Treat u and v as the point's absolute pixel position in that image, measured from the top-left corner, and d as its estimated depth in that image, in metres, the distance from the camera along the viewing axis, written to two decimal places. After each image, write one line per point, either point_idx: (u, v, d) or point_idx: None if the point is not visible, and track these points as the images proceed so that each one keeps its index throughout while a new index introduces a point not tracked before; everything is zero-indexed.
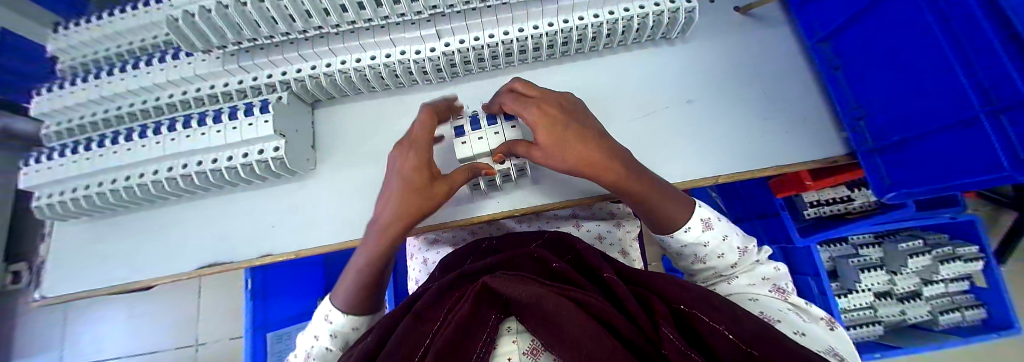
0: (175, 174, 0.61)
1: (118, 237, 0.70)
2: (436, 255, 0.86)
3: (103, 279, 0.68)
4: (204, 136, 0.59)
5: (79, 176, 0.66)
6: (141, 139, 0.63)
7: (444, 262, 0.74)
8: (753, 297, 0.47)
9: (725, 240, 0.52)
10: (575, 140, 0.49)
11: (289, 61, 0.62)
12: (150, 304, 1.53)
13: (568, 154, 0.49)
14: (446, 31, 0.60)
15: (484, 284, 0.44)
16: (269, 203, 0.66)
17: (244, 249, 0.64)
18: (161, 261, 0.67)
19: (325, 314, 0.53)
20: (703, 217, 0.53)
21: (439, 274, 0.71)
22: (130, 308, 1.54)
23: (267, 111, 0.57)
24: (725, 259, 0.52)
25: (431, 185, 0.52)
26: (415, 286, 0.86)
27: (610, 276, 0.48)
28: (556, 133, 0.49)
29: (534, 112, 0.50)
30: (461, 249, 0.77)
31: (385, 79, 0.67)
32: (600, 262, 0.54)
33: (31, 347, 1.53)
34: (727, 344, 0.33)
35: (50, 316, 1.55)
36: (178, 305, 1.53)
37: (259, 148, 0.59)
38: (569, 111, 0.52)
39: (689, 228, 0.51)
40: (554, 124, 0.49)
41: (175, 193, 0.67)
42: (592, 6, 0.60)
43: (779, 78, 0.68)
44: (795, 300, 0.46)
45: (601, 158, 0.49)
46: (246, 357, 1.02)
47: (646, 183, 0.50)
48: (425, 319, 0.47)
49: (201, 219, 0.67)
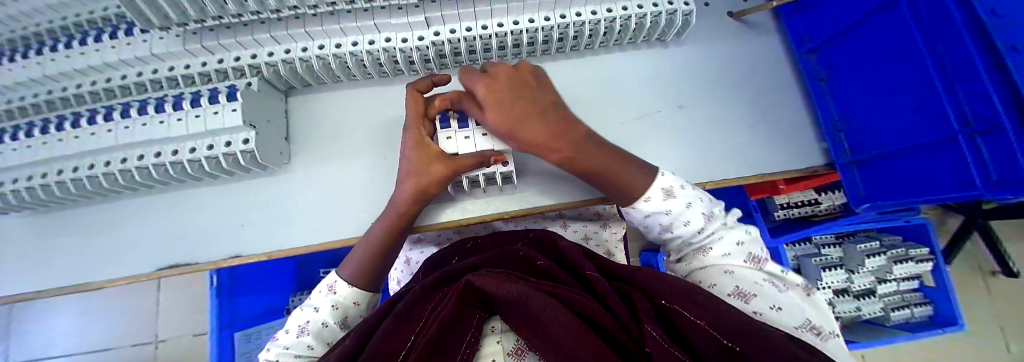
0: (129, 166, 0.55)
1: (63, 233, 0.62)
2: (419, 254, 0.83)
3: (44, 281, 0.60)
4: (161, 125, 0.52)
5: (16, 166, 0.58)
6: (87, 125, 0.55)
7: (428, 262, 0.72)
8: (729, 270, 0.45)
9: (690, 208, 0.48)
10: (524, 114, 0.45)
11: (261, 43, 0.57)
12: (109, 299, 1.41)
13: (518, 133, 0.45)
14: (436, 19, 0.56)
15: (468, 282, 0.42)
16: (238, 200, 0.61)
17: (209, 250, 0.59)
18: (113, 263, 0.60)
19: (329, 285, 0.52)
20: (664, 186, 0.49)
21: (423, 273, 0.68)
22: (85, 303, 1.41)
23: (236, 98, 0.52)
24: (691, 227, 0.48)
25: (432, 162, 0.50)
26: (396, 286, 0.83)
27: (592, 273, 0.47)
28: (504, 110, 0.45)
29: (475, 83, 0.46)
30: (446, 248, 0.74)
31: (368, 67, 0.63)
32: (581, 259, 0.52)
33: None
34: (710, 342, 0.32)
35: None
36: (139, 302, 1.41)
37: (227, 140, 0.53)
38: (523, 85, 0.47)
39: (648, 197, 0.48)
40: (500, 98, 0.45)
41: (131, 187, 0.60)
42: (590, 2, 0.58)
43: (768, 84, 0.69)
44: (770, 268, 0.44)
45: (551, 130, 0.45)
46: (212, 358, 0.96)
47: (601, 155, 0.48)
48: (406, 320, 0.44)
49: (159, 216, 0.61)
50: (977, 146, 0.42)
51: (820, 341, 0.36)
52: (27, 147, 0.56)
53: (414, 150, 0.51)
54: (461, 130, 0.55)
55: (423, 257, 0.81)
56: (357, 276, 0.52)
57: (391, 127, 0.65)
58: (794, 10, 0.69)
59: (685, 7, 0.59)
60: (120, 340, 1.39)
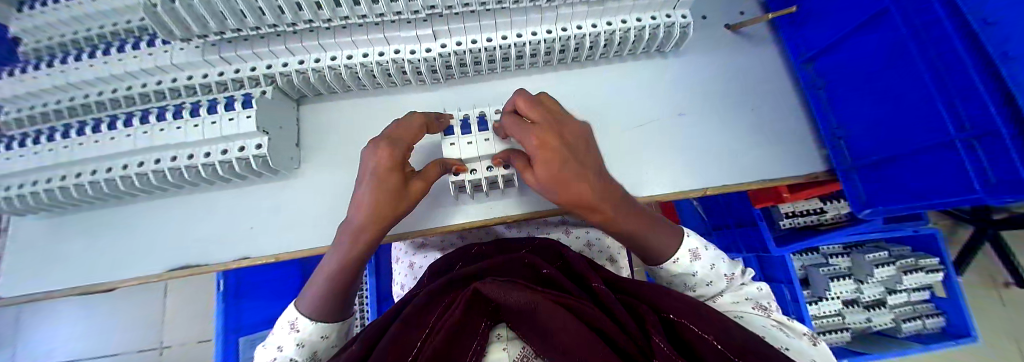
0: (146, 170, 0.57)
1: (79, 234, 0.64)
2: (423, 260, 0.84)
3: (60, 281, 0.62)
4: (180, 130, 0.55)
5: (38, 169, 0.60)
6: (108, 130, 0.58)
7: (432, 267, 0.72)
8: (739, 315, 0.46)
9: (714, 268, 0.52)
10: (577, 178, 0.45)
11: (277, 55, 0.60)
12: (116, 303, 1.43)
13: (564, 191, 0.45)
14: (442, 32, 0.59)
15: (475, 289, 0.41)
16: (248, 203, 0.63)
17: (219, 252, 0.60)
18: (126, 263, 0.62)
19: (290, 322, 0.47)
20: (690, 247, 0.52)
21: (427, 278, 0.69)
22: (93, 307, 1.43)
23: (251, 106, 0.54)
24: (714, 287, 0.51)
25: (406, 183, 0.50)
26: (399, 291, 0.84)
27: (598, 285, 0.48)
28: (555, 169, 0.45)
29: (531, 138, 0.46)
30: (450, 254, 0.75)
31: (377, 78, 0.66)
32: (587, 270, 0.53)
33: None
34: (716, 355, 0.34)
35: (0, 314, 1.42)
36: (146, 307, 1.43)
37: (242, 145, 0.56)
38: (568, 144, 0.47)
39: (677, 259, 0.51)
40: (556, 158, 0.45)
41: (146, 190, 0.62)
42: (590, 15, 0.61)
43: (766, 92, 0.70)
44: (779, 316, 0.45)
45: (601, 194, 0.46)
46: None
47: (639, 218, 0.50)
48: (411, 326, 0.44)
49: (172, 218, 0.63)
50: (974, 151, 0.42)
51: None
52: (51, 151, 0.59)
53: (386, 184, 0.48)
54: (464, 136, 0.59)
55: (426, 262, 0.82)
56: (322, 309, 0.48)
57: None
58: (791, 21, 0.71)
59: (681, 19, 0.61)
60: (124, 345, 1.40)
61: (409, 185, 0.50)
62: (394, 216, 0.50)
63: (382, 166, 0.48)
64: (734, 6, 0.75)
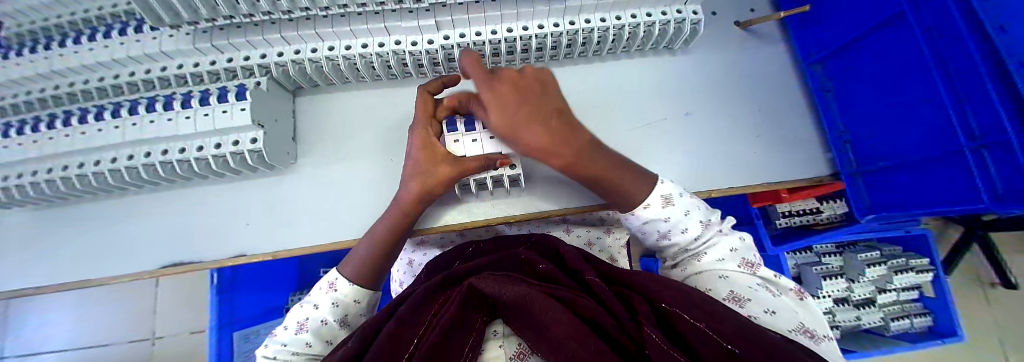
0: (136, 163, 0.54)
1: (67, 230, 0.62)
2: (422, 256, 0.82)
3: (48, 277, 0.60)
4: (170, 122, 0.52)
5: (22, 161, 0.58)
6: (95, 121, 0.55)
7: (431, 264, 0.71)
8: (723, 274, 0.45)
9: (688, 215, 0.49)
10: (528, 122, 0.42)
11: (273, 44, 0.57)
12: (101, 296, 1.40)
13: (519, 139, 0.43)
14: (446, 23, 0.57)
15: (469, 286, 0.41)
16: (244, 199, 0.61)
17: (213, 248, 0.59)
18: (116, 259, 0.59)
19: (330, 282, 0.51)
20: (664, 194, 0.48)
21: (424, 276, 0.67)
22: (78, 299, 1.40)
23: (244, 97, 0.52)
24: (688, 234, 0.48)
25: (436, 166, 0.49)
26: (398, 288, 0.83)
27: (592, 277, 0.46)
28: (505, 116, 0.42)
29: (484, 87, 0.43)
30: (446, 252, 0.74)
31: (377, 70, 0.63)
32: (583, 264, 0.51)
33: None
34: (710, 345, 0.31)
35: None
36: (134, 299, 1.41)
37: (236, 139, 0.53)
38: (528, 93, 0.44)
39: (648, 205, 0.48)
40: (509, 104, 0.42)
41: (136, 184, 0.60)
42: (599, 9, 0.59)
43: (774, 92, 0.69)
44: (764, 273, 0.44)
45: (548, 142, 0.43)
46: (211, 360, 0.92)
47: (601, 165, 0.47)
48: (409, 323, 0.43)
49: (164, 213, 0.61)
50: (982, 160, 0.42)
51: (814, 344, 0.36)
52: (36, 143, 0.56)
53: (421, 151, 0.50)
54: (467, 134, 0.55)
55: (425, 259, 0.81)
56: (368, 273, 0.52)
57: (397, 129, 0.64)
58: (802, 21, 0.69)
59: (693, 16, 0.59)
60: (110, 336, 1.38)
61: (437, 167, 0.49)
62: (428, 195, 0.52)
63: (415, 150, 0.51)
64: (745, 3, 0.73)
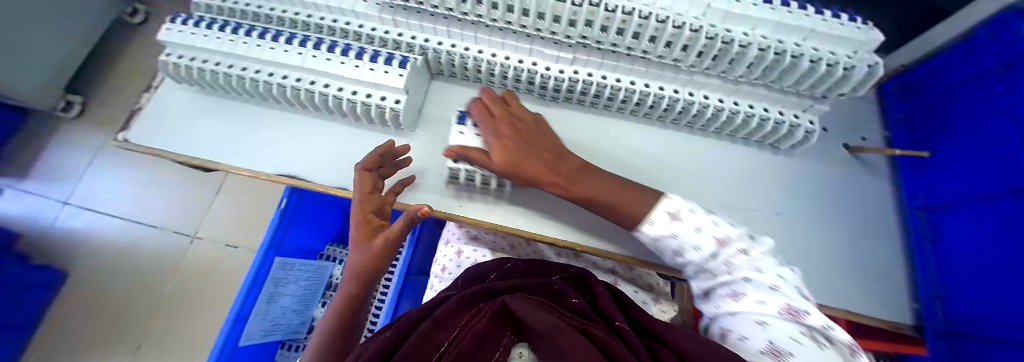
0: (300, 86, 0.65)
1: (216, 117, 0.74)
2: (470, 251, 0.86)
3: (186, 148, 0.70)
4: (342, 65, 0.63)
5: (206, 50, 0.68)
6: (284, 44, 0.67)
7: (467, 273, 0.75)
8: (761, 322, 0.37)
9: (696, 230, 0.47)
10: (526, 158, 0.54)
11: (439, 33, 0.68)
12: (187, 186, 1.70)
13: (520, 168, 0.53)
14: (581, 61, 0.64)
15: (502, 303, 0.45)
16: (364, 145, 0.71)
17: (325, 175, 0.67)
18: (246, 155, 0.70)
19: None
20: (669, 210, 0.49)
21: (460, 284, 0.70)
22: (168, 182, 1.70)
23: (405, 66, 0.61)
24: (699, 250, 0.46)
25: (369, 241, 0.58)
26: (439, 271, 0.87)
27: (621, 324, 0.46)
28: (508, 153, 0.54)
29: (488, 134, 0.56)
30: (486, 263, 0.76)
31: (506, 80, 0.71)
32: (614, 311, 0.51)
33: (65, 176, 1.68)
34: None
35: (105, 159, 1.72)
36: (206, 199, 1.68)
37: (384, 96, 0.62)
38: (521, 134, 0.57)
39: (652, 222, 0.49)
40: (509, 144, 0.55)
41: (286, 100, 0.70)
42: (720, 90, 0.63)
43: (871, 224, 0.68)
44: (811, 322, 0.35)
45: (542, 169, 0.54)
46: (253, 269, 1.07)
47: (596, 191, 0.54)
48: (444, 327, 0.46)
49: (298, 133, 0.72)
50: None
51: None
52: (228, 42, 0.68)
53: (357, 231, 0.58)
54: None
55: (474, 256, 0.85)
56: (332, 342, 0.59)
57: None
58: (915, 165, 0.68)
59: (810, 126, 0.62)
60: (174, 221, 1.65)
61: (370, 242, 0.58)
62: (369, 272, 0.59)
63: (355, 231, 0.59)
64: (857, 131, 0.76)
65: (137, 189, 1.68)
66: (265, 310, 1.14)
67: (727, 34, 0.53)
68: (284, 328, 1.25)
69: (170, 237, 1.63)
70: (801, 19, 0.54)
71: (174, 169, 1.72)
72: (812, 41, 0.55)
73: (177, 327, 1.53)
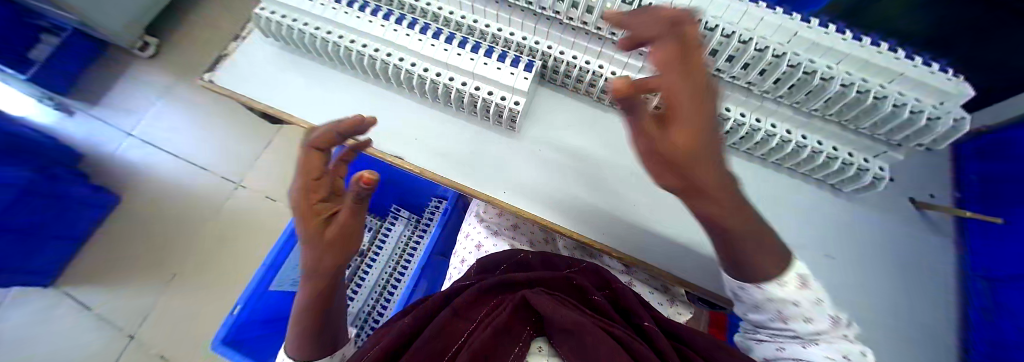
0: (376, 56, 0.69)
1: (293, 73, 0.79)
2: (489, 244, 0.88)
3: (263, 96, 0.76)
4: (428, 45, 0.68)
5: (303, 13, 0.75)
6: (373, 17, 0.73)
7: (482, 262, 0.77)
8: None
9: (818, 302, 0.44)
10: (706, 161, 0.35)
11: (516, 26, 0.72)
12: (237, 135, 1.81)
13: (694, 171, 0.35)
14: (647, 70, 0.65)
15: (523, 298, 0.56)
16: (423, 122, 0.75)
17: (385, 143, 0.72)
18: (314, 112, 0.74)
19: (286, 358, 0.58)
20: (801, 273, 0.44)
21: (475, 273, 0.73)
22: (222, 128, 1.82)
23: (490, 55, 0.67)
24: (813, 319, 0.43)
25: (326, 231, 0.48)
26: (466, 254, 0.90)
27: (646, 325, 0.54)
28: (699, 147, 0.33)
29: (695, 96, 0.30)
30: (498, 253, 0.79)
31: (569, 79, 0.73)
32: (639, 309, 0.58)
33: (134, 108, 1.84)
34: None
35: (170, 98, 1.85)
36: (253, 150, 1.79)
37: (452, 76, 0.67)
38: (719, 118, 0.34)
39: (784, 283, 0.43)
40: (707, 125, 0.32)
41: (363, 68, 0.76)
42: (788, 120, 0.63)
43: (924, 284, 0.65)
44: None
45: (713, 181, 0.37)
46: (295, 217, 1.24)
47: (744, 221, 0.42)
48: (464, 315, 0.55)
49: (365, 101, 0.76)
50: None
51: None
52: (325, 9, 0.75)
53: (304, 218, 0.47)
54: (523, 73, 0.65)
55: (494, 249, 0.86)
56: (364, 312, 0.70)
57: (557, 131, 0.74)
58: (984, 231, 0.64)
59: (880, 172, 0.60)
60: (222, 165, 1.77)
61: (326, 230, 0.48)
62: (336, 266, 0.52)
63: (304, 220, 0.47)
64: (925, 187, 0.72)
65: (194, 130, 1.81)
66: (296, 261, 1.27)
67: (810, 64, 0.53)
68: None
69: (216, 180, 1.75)
70: (890, 61, 0.52)
71: (229, 117, 1.84)
72: (899, 88, 0.53)
73: (210, 263, 1.65)
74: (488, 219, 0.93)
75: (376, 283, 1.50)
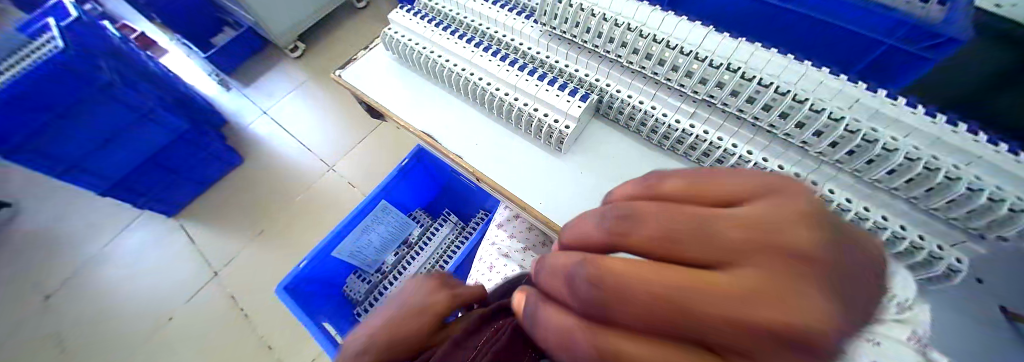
0: (464, 75, 0.87)
1: (399, 79, 1.00)
2: (500, 266, 0.96)
3: (374, 93, 0.98)
4: (506, 72, 0.83)
5: (418, 35, 0.96)
6: (468, 44, 0.91)
7: (485, 288, 0.81)
8: None
9: None
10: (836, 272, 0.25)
11: (582, 65, 0.82)
12: (337, 127, 2.21)
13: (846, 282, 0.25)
14: (699, 117, 0.70)
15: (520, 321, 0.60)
16: (485, 133, 0.88)
17: (453, 144, 0.87)
18: (407, 112, 0.94)
19: None
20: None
21: (476, 299, 0.77)
22: (328, 119, 2.23)
23: (556, 85, 0.79)
24: None
25: None
26: (494, 261, 0.98)
27: None
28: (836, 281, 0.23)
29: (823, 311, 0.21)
30: (498, 281, 0.83)
31: (620, 115, 0.80)
32: None
33: (273, 92, 2.36)
34: None
35: (299, 89, 2.35)
36: (346, 140, 2.16)
37: (519, 98, 0.80)
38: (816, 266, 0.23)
39: None
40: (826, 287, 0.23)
41: (448, 83, 0.93)
42: (848, 190, 0.62)
43: None
44: None
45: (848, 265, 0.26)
46: (367, 199, 1.50)
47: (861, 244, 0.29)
48: None
49: (444, 109, 0.93)
50: None
51: None
52: (433, 33, 0.95)
53: None
54: (579, 102, 0.75)
55: (503, 270, 0.94)
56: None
57: (602, 160, 0.80)
58: None
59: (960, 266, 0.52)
60: (320, 148, 2.16)
61: None
62: None
63: None
64: None
65: (307, 117, 2.25)
66: (357, 237, 1.53)
67: (871, 132, 0.54)
68: (361, 257, 1.62)
69: (312, 158, 2.14)
70: (967, 143, 0.51)
71: (336, 111, 2.26)
72: (978, 172, 0.50)
73: (290, 224, 1.99)
74: (500, 243, 1.00)
75: (420, 270, 1.71)
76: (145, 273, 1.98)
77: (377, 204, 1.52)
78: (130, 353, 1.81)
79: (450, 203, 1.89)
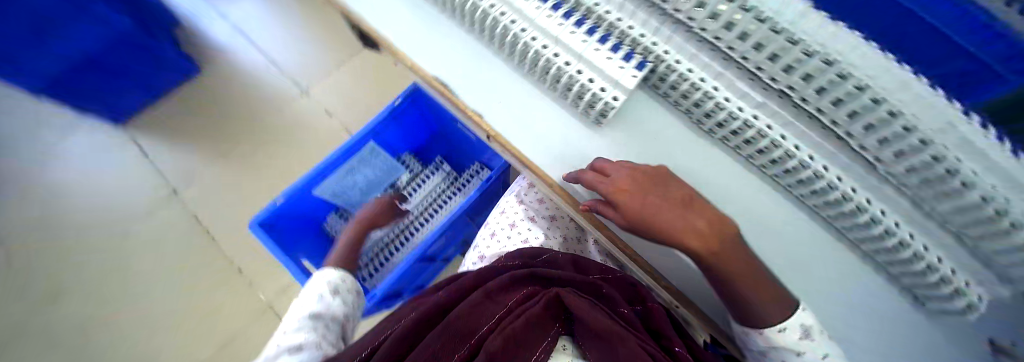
0: (489, 10, 0.68)
1: (408, 8, 0.82)
2: (523, 228, 0.86)
3: (383, 25, 0.81)
4: (547, 16, 0.67)
5: None
6: None
7: (512, 253, 0.77)
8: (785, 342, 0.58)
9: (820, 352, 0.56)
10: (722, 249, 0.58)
11: (639, 21, 0.68)
12: (316, 48, 1.91)
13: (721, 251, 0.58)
14: (765, 108, 0.60)
15: (557, 294, 0.59)
16: (507, 88, 0.75)
17: (470, 97, 0.75)
18: (418, 52, 0.79)
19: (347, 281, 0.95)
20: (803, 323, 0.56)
21: (513, 257, 0.75)
22: (304, 37, 1.92)
23: (608, 45, 0.66)
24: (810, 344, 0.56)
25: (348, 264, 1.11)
26: (517, 221, 0.87)
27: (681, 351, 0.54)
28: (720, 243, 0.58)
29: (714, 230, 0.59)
30: (528, 248, 0.78)
31: (672, 91, 0.68)
32: (672, 334, 0.58)
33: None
34: None
35: None
36: (326, 66, 1.89)
37: (558, 53, 0.64)
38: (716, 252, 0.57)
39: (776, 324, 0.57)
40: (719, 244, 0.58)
41: (468, 18, 0.76)
42: (898, 208, 0.58)
43: None
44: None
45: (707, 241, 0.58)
46: (355, 139, 1.37)
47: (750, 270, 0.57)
48: (492, 300, 0.59)
49: (462, 52, 0.78)
50: None
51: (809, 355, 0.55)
52: None
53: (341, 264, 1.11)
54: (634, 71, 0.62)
55: (526, 234, 0.84)
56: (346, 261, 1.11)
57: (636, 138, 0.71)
58: None
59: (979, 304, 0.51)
60: (296, 70, 1.88)
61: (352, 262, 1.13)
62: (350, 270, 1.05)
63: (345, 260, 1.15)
64: None
65: (279, 30, 1.93)
66: (342, 179, 1.42)
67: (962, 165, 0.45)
68: (346, 199, 1.53)
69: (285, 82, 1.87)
70: None
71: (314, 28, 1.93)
72: None
73: (260, 153, 1.81)
74: (528, 203, 0.90)
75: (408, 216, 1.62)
76: (98, 188, 1.84)
77: (365, 145, 1.39)
78: (97, 277, 1.74)
79: (444, 150, 1.79)
